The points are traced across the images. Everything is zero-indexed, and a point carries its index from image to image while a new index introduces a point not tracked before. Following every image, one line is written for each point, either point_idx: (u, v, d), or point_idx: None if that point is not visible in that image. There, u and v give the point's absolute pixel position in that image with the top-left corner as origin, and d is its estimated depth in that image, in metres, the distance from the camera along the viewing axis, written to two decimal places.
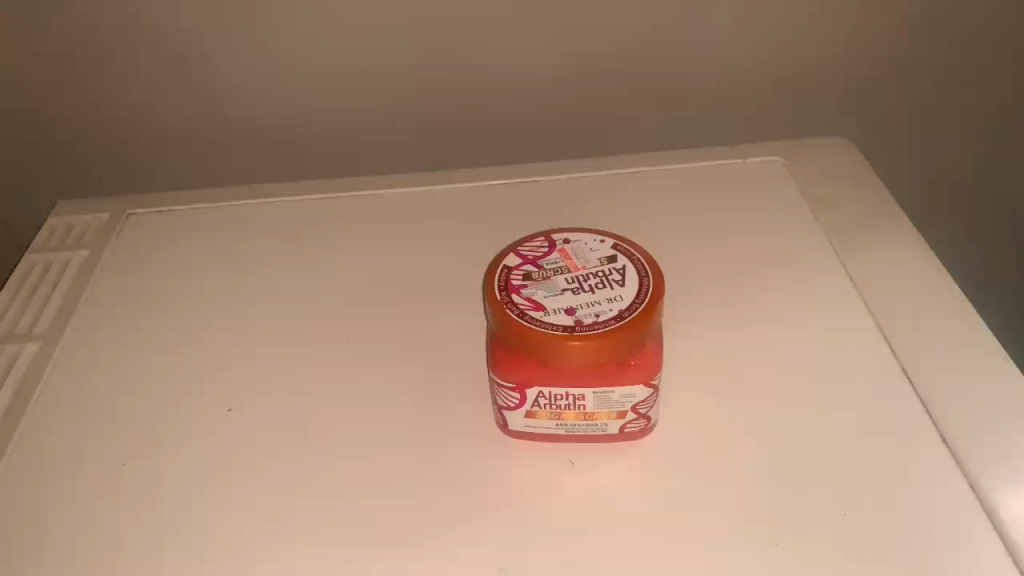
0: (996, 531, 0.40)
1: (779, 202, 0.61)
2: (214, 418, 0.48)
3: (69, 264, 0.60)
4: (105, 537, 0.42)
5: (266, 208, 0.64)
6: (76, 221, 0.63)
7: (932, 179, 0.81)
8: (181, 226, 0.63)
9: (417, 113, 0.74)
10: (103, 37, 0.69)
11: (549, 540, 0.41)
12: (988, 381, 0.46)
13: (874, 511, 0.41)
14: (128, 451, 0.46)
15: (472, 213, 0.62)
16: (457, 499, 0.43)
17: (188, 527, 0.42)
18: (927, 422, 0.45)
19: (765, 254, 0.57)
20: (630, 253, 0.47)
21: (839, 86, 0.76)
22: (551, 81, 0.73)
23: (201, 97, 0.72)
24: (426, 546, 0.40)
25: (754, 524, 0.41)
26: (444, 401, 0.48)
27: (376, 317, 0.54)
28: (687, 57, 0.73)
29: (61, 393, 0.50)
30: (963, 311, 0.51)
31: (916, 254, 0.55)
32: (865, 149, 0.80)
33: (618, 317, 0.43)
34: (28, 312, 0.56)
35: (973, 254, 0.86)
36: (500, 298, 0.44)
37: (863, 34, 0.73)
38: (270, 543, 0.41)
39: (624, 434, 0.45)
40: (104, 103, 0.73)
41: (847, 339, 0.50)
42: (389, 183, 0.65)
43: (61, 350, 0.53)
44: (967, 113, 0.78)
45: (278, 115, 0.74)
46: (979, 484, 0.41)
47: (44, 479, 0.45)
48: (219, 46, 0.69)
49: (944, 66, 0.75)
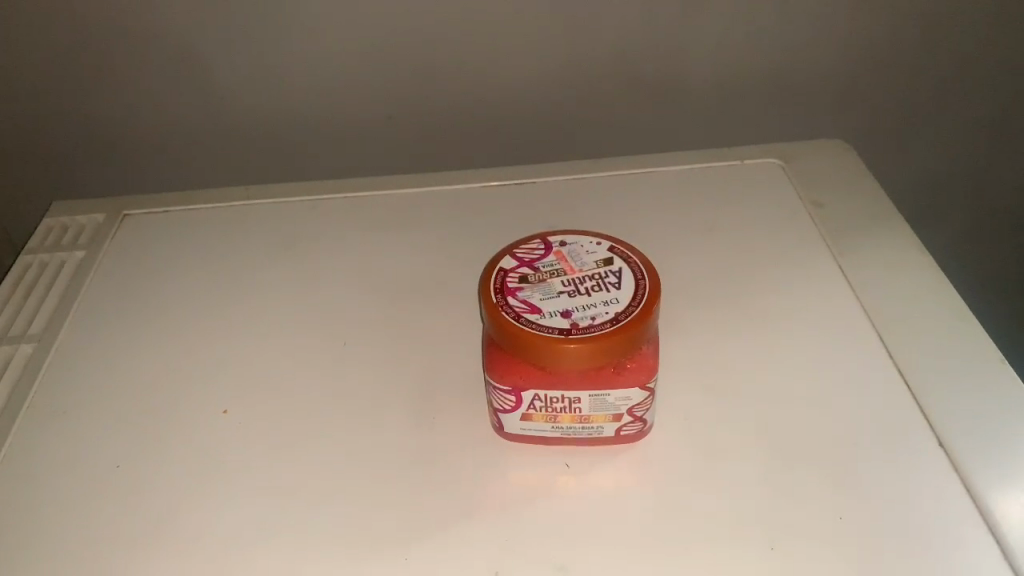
0: (992, 536, 0.39)
1: (777, 205, 0.61)
2: (208, 420, 0.48)
3: (64, 264, 0.60)
4: (98, 541, 0.42)
5: (263, 210, 0.64)
6: (72, 221, 0.63)
7: (933, 176, 0.81)
8: (178, 227, 0.63)
9: (416, 112, 0.74)
10: (98, 35, 0.68)
11: (543, 542, 0.41)
12: (985, 386, 0.46)
13: (870, 514, 0.41)
14: (122, 453, 0.46)
15: (469, 213, 0.62)
16: (450, 502, 0.42)
17: (182, 529, 0.42)
18: (923, 425, 0.45)
19: (764, 258, 0.56)
20: (626, 256, 0.47)
21: (842, 83, 0.75)
22: (550, 82, 0.73)
23: (199, 96, 0.72)
24: (419, 549, 0.40)
25: (748, 527, 0.41)
26: (439, 403, 0.48)
27: (373, 319, 0.54)
28: (688, 55, 0.72)
29: (56, 396, 0.50)
30: (962, 314, 0.50)
31: (913, 257, 0.55)
32: (867, 145, 0.79)
33: (614, 320, 0.42)
34: (22, 315, 0.55)
35: (972, 250, 0.86)
36: (496, 301, 0.44)
37: (867, 32, 0.72)
38: (263, 545, 0.41)
39: (620, 437, 0.45)
40: (101, 102, 0.72)
41: (843, 342, 0.50)
42: (386, 183, 0.65)
43: (55, 352, 0.53)
44: (971, 112, 0.77)
45: (276, 113, 0.74)
46: (976, 488, 0.41)
47: (37, 484, 0.45)
48: (216, 45, 0.69)
49: (951, 63, 0.74)
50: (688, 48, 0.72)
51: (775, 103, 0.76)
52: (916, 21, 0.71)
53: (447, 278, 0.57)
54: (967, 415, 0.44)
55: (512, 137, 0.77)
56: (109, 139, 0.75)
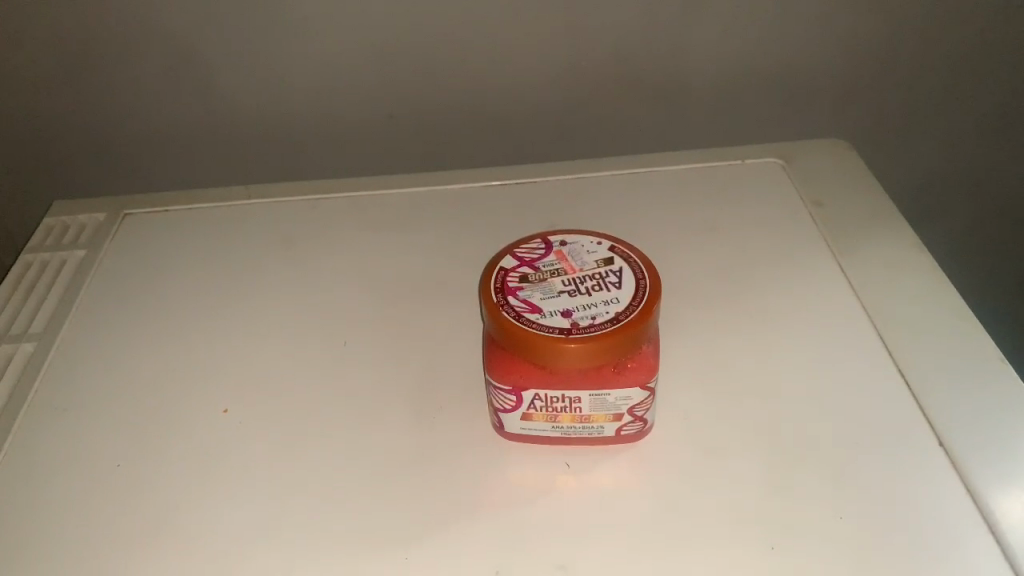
0: (993, 536, 0.39)
1: (778, 204, 0.61)
2: (208, 419, 0.48)
3: (65, 263, 0.60)
4: (99, 540, 0.42)
5: (263, 209, 0.64)
6: (73, 220, 0.63)
7: (934, 175, 0.81)
8: (178, 226, 0.63)
9: (417, 111, 0.74)
10: (98, 35, 0.68)
11: (543, 541, 0.40)
12: (986, 385, 0.46)
13: (871, 513, 0.41)
14: (122, 453, 0.46)
15: (469, 212, 0.62)
16: (450, 501, 0.42)
17: (183, 529, 0.42)
18: (923, 425, 0.45)
19: (765, 258, 0.56)
20: (626, 255, 0.47)
21: (843, 83, 0.75)
22: (551, 81, 0.73)
23: (199, 95, 0.72)
24: (420, 549, 0.40)
25: (749, 526, 0.41)
26: (439, 403, 0.48)
27: (373, 318, 0.54)
28: (688, 55, 0.72)
29: (56, 395, 0.50)
30: (962, 314, 0.50)
31: (913, 256, 0.55)
32: (868, 145, 0.79)
33: (615, 319, 0.42)
34: (23, 314, 0.55)
35: (973, 250, 0.86)
36: (496, 300, 0.44)
37: (868, 32, 0.72)
38: (264, 545, 0.41)
39: (621, 436, 0.45)
40: (101, 101, 0.72)
41: (843, 341, 0.50)
42: (386, 182, 0.65)
43: (56, 351, 0.53)
44: (972, 112, 0.77)
45: (277, 113, 0.74)
46: (976, 488, 0.41)
47: (38, 483, 0.45)
48: (217, 45, 0.69)
49: (952, 63, 0.74)
50: (689, 47, 0.72)
51: (776, 102, 0.76)
52: (917, 21, 0.71)
53: (447, 277, 0.57)
54: (967, 415, 0.44)
55: (513, 136, 0.77)
56: (110, 138, 0.75)
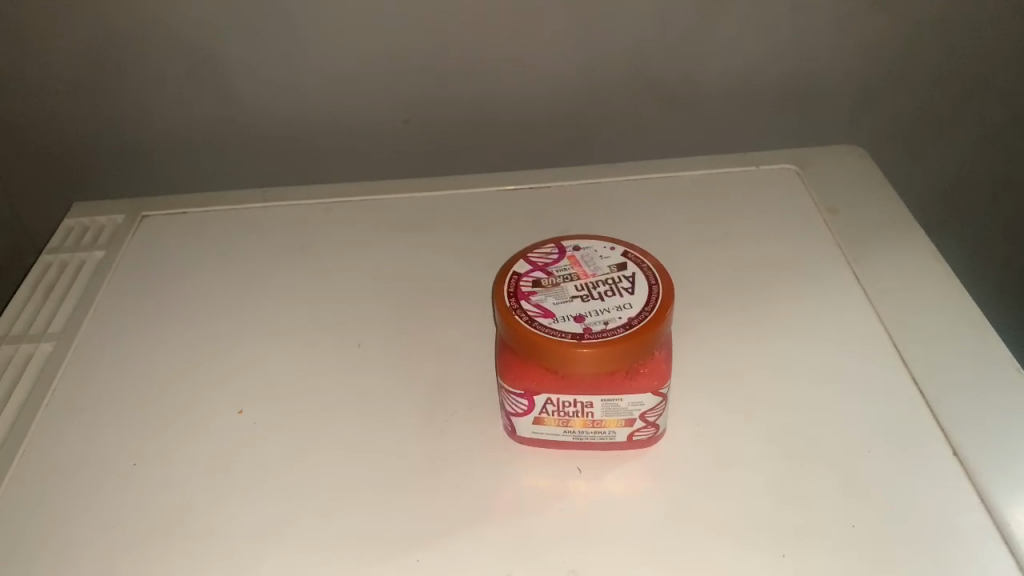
0: (1007, 547, 0.39)
1: (793, 211, 0.60)
2: (223, 420, 0.48)
3: (83, 264, 0.61)
4: (116, 537, 0.42)
5: (277, 212, 0.64)
6: (93, 222, 0.64)
7: (950, 181, 0.80)
8: (192, 229, 0.63)
9: (433, 115, 0.75)
10: (114, 42, 0.69)
11: (553, 545, 0.41)
12: (1000, 395, 0.46)
13: (883, 522, 0.41)
14: (139, 450, 0.47)
15: (484, 217, 0.62)
16: (461, 505, 0.43)
17: (197, 527, 0.43)
18: (937, 435, 0.44)
19: (779, 264, 0.56)
20: (639, 261, 0.47)
21: (857, 88, 0.74)
22: (565, 86, 0.73)
23: (217, 99, 0.73)
24: (431, 551, 0.41)
25: (760, 533, 0.40)
26: (451, 408, 0.48)
27: (389, 321, 0.54)
28: (700, 62, 0.72)
29: (73, 394, 0.51)
30: (980, 324, 0.50)
31: (925, 263, 0.54)
32: (882, 151, 0.78)
33: (627, 325, 0.42)
34: (42, 313, 0.56)
35: (987, 255, 0.85)
36: (510, 305, 0.44)
37: (881, 39, 0.71)
38: (276, 544, 0.41)
39: (632, 442, 0.45)
40: (120, 105, 0.73)
41: (854, 350, 0.49)
42: (398, 188, 0.65)
43: (74, 350, 0.54)
44: (990, 120, 0.76)
45: (294, 116, 0.74)
46: (992, 498, 0.41)
47: (56, 479, 0.46)
48: (232, 51, 0.70)
49: (970, 69, 0.73)
50: (704, 52, 0.71)
51: (789, 108, 0.75)
52: (932, 29, 0.71)
53: (459, 281, 0.57)
54: (981, 425, 0.44)
55: (528, 142, 0.77)
56: (128, 142, 0.76)
